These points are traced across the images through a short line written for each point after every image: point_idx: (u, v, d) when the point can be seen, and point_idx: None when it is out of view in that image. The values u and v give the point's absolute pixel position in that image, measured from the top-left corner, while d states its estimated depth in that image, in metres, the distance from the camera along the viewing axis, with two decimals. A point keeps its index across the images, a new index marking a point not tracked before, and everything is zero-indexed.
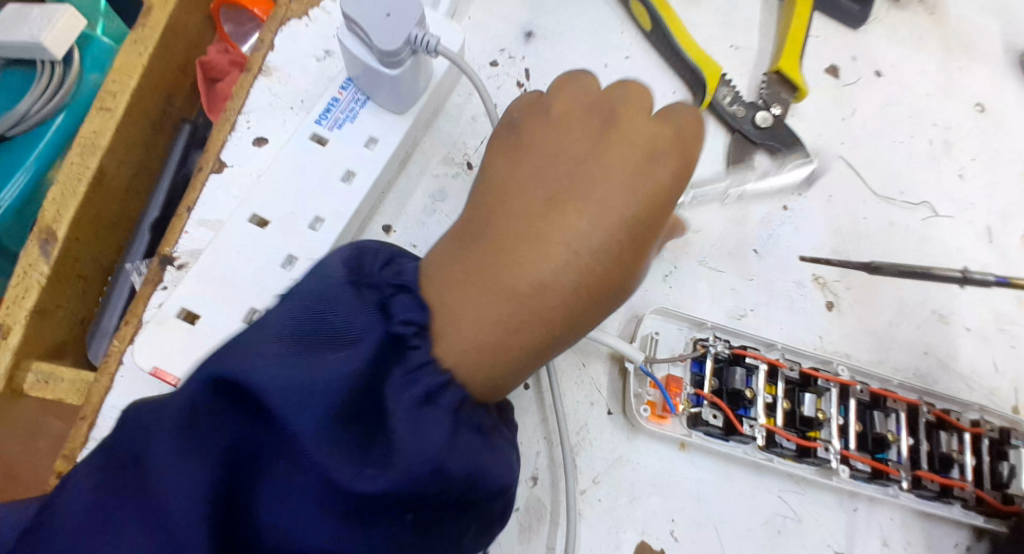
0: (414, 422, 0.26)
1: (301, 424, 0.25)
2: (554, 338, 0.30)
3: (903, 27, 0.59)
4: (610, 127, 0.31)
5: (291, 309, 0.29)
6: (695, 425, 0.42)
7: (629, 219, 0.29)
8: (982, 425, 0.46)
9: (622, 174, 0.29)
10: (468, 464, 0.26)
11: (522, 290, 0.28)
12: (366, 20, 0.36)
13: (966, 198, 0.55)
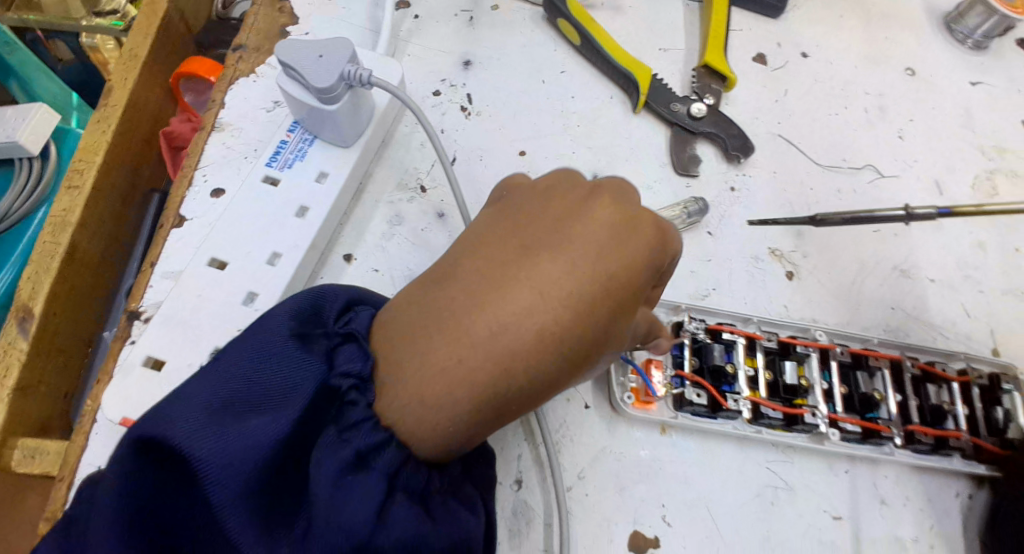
0: (321, 471, 0.27)
1: (222, 480, 0.26)
2: (502, 411, 0.30)
3: (823, 10, 0.62)
4: (579, 215, 0.30)
5: (239, 359, 0.30)
6: (682, 405, 0.43)
7: (590, 300, 0.29)
8: (969, 372, 0.47)
9: (606, 252, 0.28)
10: (373, 514, 0.26)
11: (474, 359, 0.28)
12: (299, 63, 0.39)
13: (909, 157, 0.57)
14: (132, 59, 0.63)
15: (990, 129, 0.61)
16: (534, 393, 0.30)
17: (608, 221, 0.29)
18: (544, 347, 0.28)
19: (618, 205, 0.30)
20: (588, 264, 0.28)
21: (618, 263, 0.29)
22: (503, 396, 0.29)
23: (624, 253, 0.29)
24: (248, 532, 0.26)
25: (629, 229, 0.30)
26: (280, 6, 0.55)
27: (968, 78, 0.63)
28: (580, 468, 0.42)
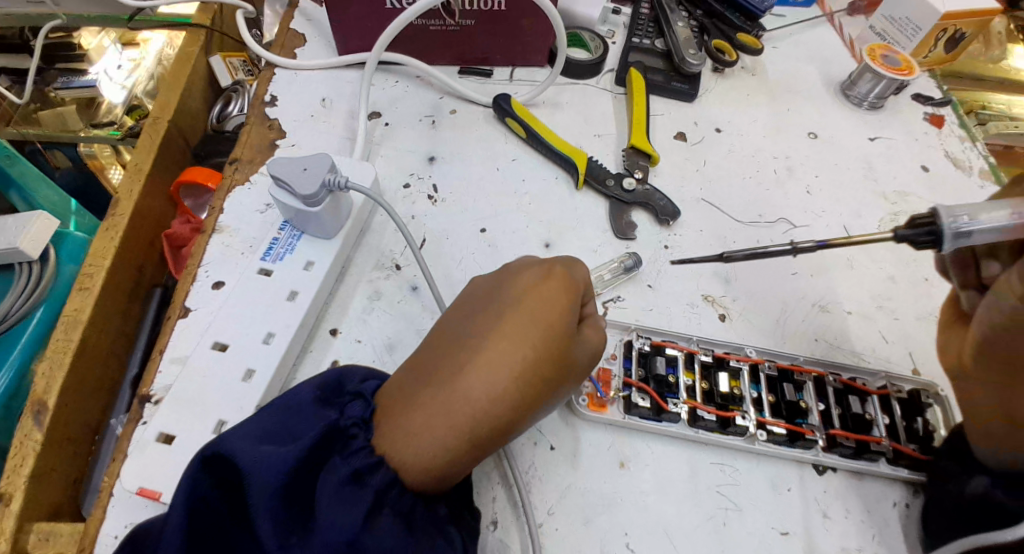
0: (328, 485, 0.36)
1: (261, 492, 0.34)
2: (474, 444, 0.39)
3: (731, 92, 0.74)
4: (521, 288, 0.43)
5: (273, 412, 0.39)
6: (631, 410, 0.50)
7: (528, 345, 0.40)
8: (889, 386, 0.53)
9: (536, 310, 0.42)
10: (358, 514, 0.35)
11: (450, 399, 0.39)
12: (288, 175, 0.48)
13: (819, 208, 0.65)
14: (136, 171, 0.73)
15: (891, 177, 0.70)
16: (499, 425, 0.40)
17: (541, 288, 0.43)
18: (502, 383, 0.39)
19: (547, 280, 0.44)
20: (527, 320, 0.41)
21: (546, 313, 0.42)
22: (466, 420, 0.39)
23: (551, 310, 0.42)
24: (273, 534, 0.34)
25: (555, 294, 0.43)
26: (270, 124, 0.65)
27: (867, 135, 0.73)
28: (550, 505, 0.47)
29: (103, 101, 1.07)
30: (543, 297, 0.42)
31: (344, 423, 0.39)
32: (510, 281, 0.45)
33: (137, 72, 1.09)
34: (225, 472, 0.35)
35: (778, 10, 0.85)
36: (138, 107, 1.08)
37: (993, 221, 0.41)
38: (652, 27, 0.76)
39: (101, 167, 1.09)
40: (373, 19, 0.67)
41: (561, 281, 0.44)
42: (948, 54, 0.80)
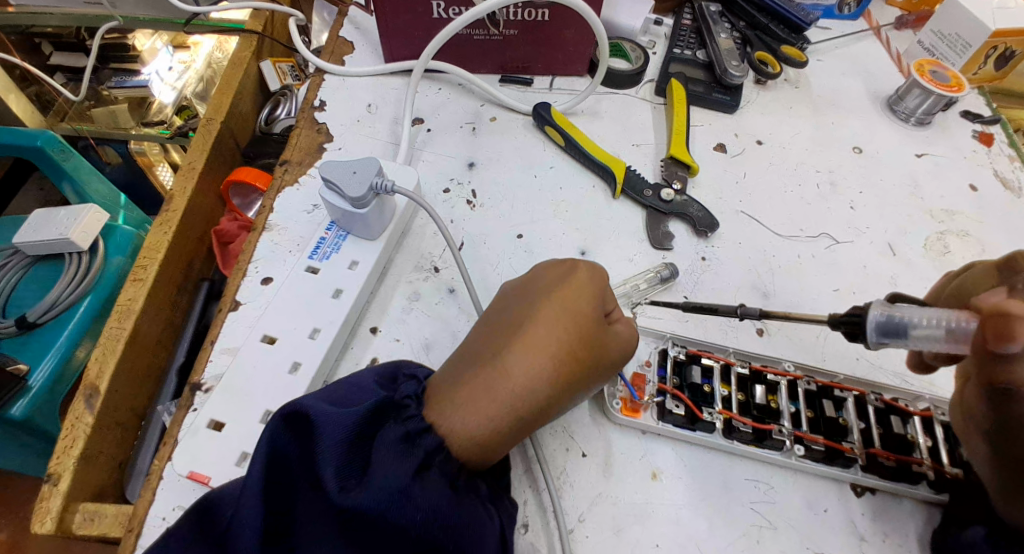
0: (387, 442, 0.38)
1: (330, 440, 0.37)
2: (517, 417, 0.41)
3: (772, 103, 0.74)
4: (558, 276, 0.46)
5: (340, 386, 0.42)
6: (666, 417, 0.50)
7: (566, 326, 0.43)
8: (932, 409, 0.52)
9: (572, 295, 0.45)
10: (409, 466, 0.37)
11: (496, 375, 0.41)
12: (338, 177, 0.51)
13: (861, 224, 0.65)
14: (189, 171, 0.80)
15: (937, 195, 0.68)
16: (541, 399, 0.42)
17: (576, 276, 0.46)
18: (542, 359, 0.42)
19: (582, 271, 0.47)
20: (565, 304, 0.44)
21: (582, 298, 0.45)
22: (508, 394, 0.41)
23: (585, 296, 0.45)
24: (333, 476, 0.36)
25: (589, 282, 0.46)
26: (318, 128, 0.69)
27: (912, 150, 0.72)
28: (580, 508, 0.47)
29: (153, 101, 1.12)
30: (578, 284, 0.45)
31: (400, 394, 0.42)
32: (546, 271, 0.48)
33: (186, 74, 1.14)
34: (303, 430, 0.37)
35: (824, 22, 0.85)
36: (186, 108, 1.12)
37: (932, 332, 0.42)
38: (694, 38, 0.77)
39: (151, 164, 1.18)
40: (420, 32, 0.70)
41: (593, 273, 0.47)
42: (995, 72, 0.78)
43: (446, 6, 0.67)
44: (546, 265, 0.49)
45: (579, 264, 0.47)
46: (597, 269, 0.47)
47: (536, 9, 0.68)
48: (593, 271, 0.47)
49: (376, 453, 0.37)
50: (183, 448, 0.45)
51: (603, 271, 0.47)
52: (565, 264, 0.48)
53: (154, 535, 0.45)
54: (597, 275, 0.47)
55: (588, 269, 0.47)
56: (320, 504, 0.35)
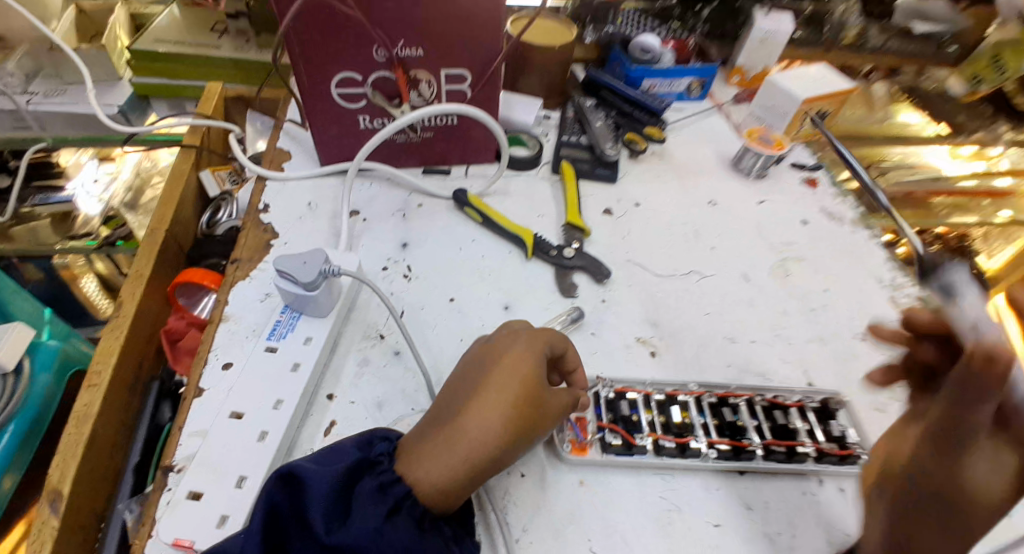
0: (365, 495, 0.46)
1: (318, 496, 0.44)
2: (473, 467, 0.48)
3: (643, 174, 0.92)
4: (506, 343, 0.54)
5: (323, 449, 0.49)
6: (602, 442, 0.59)
7: (510, 386, 0.50)
8: (805, 403, 0.64)
9: (516, 358, 0.52)
10: (381, 514, 0.45)
11: (454, 432, 0.49)
12: (291, 268, 0.60)
13: (722, 261, 0.81)
14: (138, 277, 0.86)
15: (779, 232, 0.86)
16: (492, 450, 0.49)
17: (519, 342, 0.54)
18: (492, 417, 0.49)
19: (525, 337, 0.54)
20: (510, 366, 0.52)
21: (525, 360, 0.52)
22: (463, 448, 0.48)
23: (528, 358, 0.52)
24: (320, 525, 0.43)
25: (532, 347, 0.53)
26: (264, 228, 0.78)
27: (754, 200, 0.90)
28: (522, 523, 0.55)
29: (80, 214, 1.17)
30: (521, 349, 0.53)
31: (374, 451, 0.49)
32: (498, 339, 0.56)
33: (113, 186, 1.20)
34: (294, 490, 0.44)
35: (677, 106, 1.07)
36: (113, 217, 1.17)
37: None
38: (578, 127, 0.94)
39: (73, 277, 1.18)
40: (350, 137, 0.83)
41: (536, 338, 0.54)
42: (814, 130, 1.00)
43: (371, 119, 0.81)
44: (497, 334, 0.57)
45: (523, 333, 0.55)
46: (538, 335, 0.55)
47: (447, 116, 0.81)
48: (535, 337, 0.55)
49: (356, 505, 0.45)
50: (166, 524, 0.49)
51: (544, 335, 0.55)
52: (513, 333, 0.56)
53: None
54: (538, 338, 0.55)
55: (530, 335, 0.55)
56: (307, 545, 0.43)
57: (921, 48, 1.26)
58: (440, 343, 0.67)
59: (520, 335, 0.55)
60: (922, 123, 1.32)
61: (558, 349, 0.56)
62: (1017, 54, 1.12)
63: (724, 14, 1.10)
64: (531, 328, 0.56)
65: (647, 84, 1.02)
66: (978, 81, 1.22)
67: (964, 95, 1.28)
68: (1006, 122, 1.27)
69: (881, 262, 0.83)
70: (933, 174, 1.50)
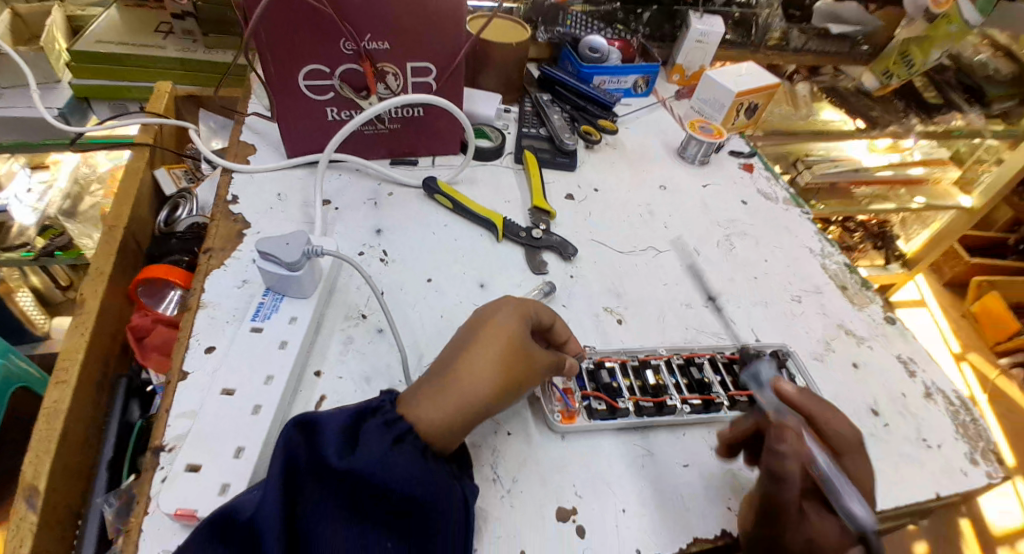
0: (372, 429, 0.49)
1: (329, 431, 0.47)
2: (465, 416, 0.52)
3: (599, 161, 0.98)
4: (494, 308, 0.58)
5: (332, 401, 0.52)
6: (586, 409, 0.63)
7: (500, 345, 0.55)
8: (759, 351, 0.74)
9: (504, 321, 0.56)
10: (387, 444, 0.48)
11: (448, 385, 0.53)
12: (274, 249, 0.62)
13: (675, 237, 0.88)
14: (99, 275, 0.85)
15: (723, 210, 0.94)
16: (483, 401, 0.53)
17: (507, 307, 0.58)
18: (482, 372, 0.53)
19: (513, 303, 0.59)
20: (499, 327, 0.56)
21: (513, 322, 0.56)
22: (457, 397, 0.52)
23: (516, 321, 0.57)
24: (333, 453, 0.46)
25: (518, 312, 0.58)
26: (235, 219, 0.78)
27: (700, 183, 0.98)
28: (512, 474, 0.59)
29: (13, 224, 1.11)
30: (509, 313, 0.57)
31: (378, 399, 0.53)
32: (486, 306, 0.60)
33: (48, 194, 1.15)
34: (307, 428, 0.47)
35: (626, 101, 1.12)
36: (51, 227, 1.11)
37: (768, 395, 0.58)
38: (535, 120, 1.00)
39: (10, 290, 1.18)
40: (319, 131, 0.85)
41: (522, 305, 0.59)
42: (748, 120, 1.10)
43: (338, 111, 0.83)
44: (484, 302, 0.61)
45: (510, 300, 0.60)
46: (523, 302, 0.60)
47: (413, 108, 0.85)
48: (522, 304, 0.59)
49: (364, 437, 0.48)
50: (167, 498, 0.50)
51: (529, 303, 0.60)
52: (501, 300, 0.60)
53: None
54: (524, 304, 0.59)
55: (517, 302, 0.59)
56: (323, 474, 0.45)
57: (839, 48, 1.41)
58: (420, 319, 0.71)
59: (507, 302, 0.59)
60: (840, 119, 1.40)
61: (542, 315, 0.61)
62: (922, 48, 1.29)
63: (662, 17, 1.18)
64: (516, 296, 0.60)
65: (597, 80, 1.08)
66: (889, 76, 1.37)
67: (878, 89, 1.42)
68: (913, 115, 1.42)
69: (813, 236, 0.92)
70: (854, 165, 1.59)
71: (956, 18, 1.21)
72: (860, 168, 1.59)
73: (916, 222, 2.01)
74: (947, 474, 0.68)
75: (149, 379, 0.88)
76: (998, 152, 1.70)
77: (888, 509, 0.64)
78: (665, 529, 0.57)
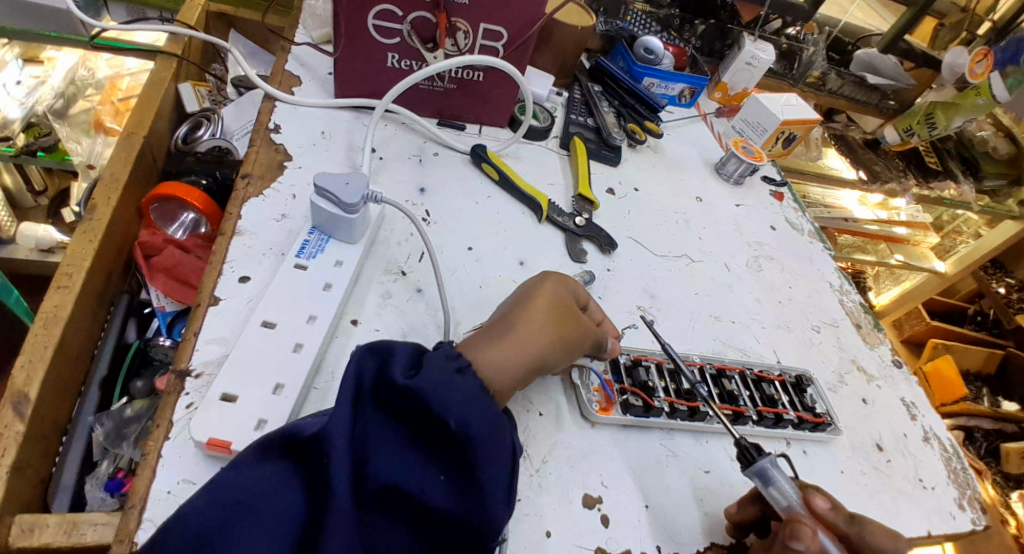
0: (439, 352, 0.44)
1: (396, 354, 0.43)
2: (516, 375, 0.49)
3: (640, 162, 0.98)
4: (540, 279, 0.57)
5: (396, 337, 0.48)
6: (620, 405, 0.63)
7: (550, 311, 0.53)
8: (783, 374, 0.76)
9: (553, 290, 0.55)
10: (455, 370, 0.43)
11: (501, 342, 0.49)
12: (333, 186, 0.59)
13: (708, 250, 0.89)
14: (113, 182, 0.79)
15: (753, 231, 0.95)
16: (533, 363, 0.50)
17: (552, 279, 0.57)
18: (534, 334, 0.51)
19: (558, 277, 0.57)
20: (548, 296, 0.54)
21: (560, 294, 0.55)
22: (511, 354, 0.49)
23: (563, 293, 0.56)
24: (399, 373, 0.42)
25: (563, 286, 0.57)
26: (276, 148, 0.75)
27: (734, 202, 0.99)
28: (542, 456, 0.59)
29: None
30: (556, 285, 0.56)
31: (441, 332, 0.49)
32: (530, 278, 0.58)
33: (39, 89, 1.06)
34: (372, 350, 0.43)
35: (669, 108, 1.12)
36: (36, 125, 1.07)
37: (779, 496, 0.53)
38: (584, 109, 0.99)
39: None
40: (372, 74, 0.81)
41: (566, 281, 0.58)
42: (784, 149, 1.12)
43: (399, 58, 0.79)
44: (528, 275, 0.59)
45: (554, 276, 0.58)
46: (567, 278, 0.59)
47: (474, 71, 0.83)
48: (565, 280, 0.58)
49: (432, 359, 0.43)
50: (198, 428, 0.48)
51: (572, 280, 0.59)
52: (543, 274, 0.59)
53: (159, 508, 0.47)
54: (568, 281, 0.58)
55: (561, 277, 0.58)
56: (389, 394, 0.41)
57: (868, 98, 1.39)
58: (459, 287, 0.69)
59: (552, 276, 0.58)
60: (844, 168, 1.43)
61: (583, 297, 0.60)
62: (946, 113, 1.30)
63: (715, 33, 1.19)
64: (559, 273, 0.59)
65: (647, 81, 1.06)
66: (911, 134, 1.38)
67: (895, 143, 1.45)
68: (912, 177, 1.46)
69: (832, 270, 0.94)
70: (845, 214, 1.60)
71: (985, 91, 1.23)
72: (849, 219, 1.61)
73: (888, 278, 2.12)
74: (937, 514, 0.71)
75: (148, 302, 0.86)
76: (976, 226, 1.81)
77: None
78: (683, 530, 0.58)
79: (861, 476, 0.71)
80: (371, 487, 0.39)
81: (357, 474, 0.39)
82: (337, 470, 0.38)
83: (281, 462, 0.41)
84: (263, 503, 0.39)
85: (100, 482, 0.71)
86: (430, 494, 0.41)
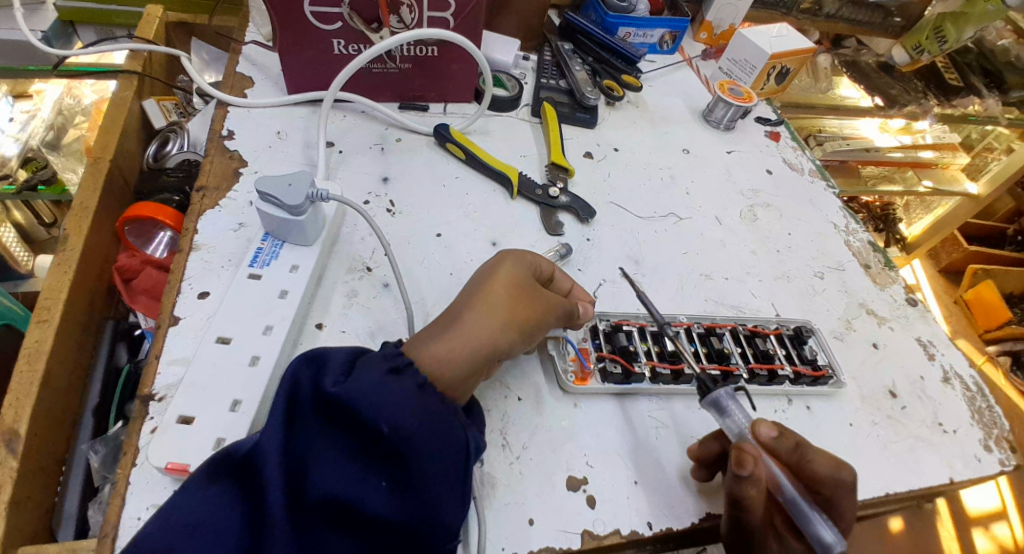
0: (377, 354, 0.44)
1: (334, 363, 0.43)
2: (482, 359, 0.48)
3: (620, 120, 0.93)
4: (497, 258, 0.54)
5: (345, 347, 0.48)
6: (596, 375, 0.60)
7: (510, 291, 0.51)
8: (781, 329, 0.72)
9: (511, 269, 0.53)
10: (388, 372, 0.42)
11: (460, 330, 0.48)
12: (275, 189, 0.57)
13: (697, 204, 0.84)
14: (82, 210, 0.79)
15: (746, 179, 0.90)
16: (499, 345, 0.49)
17: (511, 256, 0.54)
18: (496, 317, 0.49)
19: (517, 254, 0.55)
20: (508, 276, 0.52)
21: (519, 271, 0.53)
22: (473, 342, 0.47)
23: (522, 271, 0.53)
24: (331, 380, 0.41)
25: (523, 262, 0.54)
26: (231, 156, 0.73)
27: (725, 149, 0.93)
28: (524, 437, 0.57)
29: None
30: (514, 263, 0.54)
31: None
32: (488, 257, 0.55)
33: (30, 123, 1.07)
34: (309, 361, 0.43)
35: (650, 58, 1.06)
36: (33, 160, 1.05)
37: (733, 426, 0.53)
38: (555, 70, 0.93)
39: None
40: (324, 64, 0.78)
41: (526, 256, 0.55)
42: (778, 85, 1.04)
43: (346, 44, 0.76)
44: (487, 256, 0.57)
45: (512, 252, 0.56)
46: (528, 254, 0.56)
47: (426, 46, 0.79)
48: (525, 255, 0.55)
49: (368, 361, 0.43)
50: (155, 455, 0.48)
51: (533, 254, 0.56)
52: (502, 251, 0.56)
53: (129, 535, 0.47)
54: (528, 257, 0.55)
55: (520, 253, 0.55)
56: (322, 401, 0.40)
57: (871, 18, 1.30)
58: (430, 277, 0.67)
59: (510, 253, 0.55)
60: (859, 96, 1.33)
61: (546, 271, 0.57)
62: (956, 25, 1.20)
63: None
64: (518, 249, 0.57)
65: (623, 32, 1.01)
66: (921, 51, 1.28)
67: (905, 64, 1.35)
68: (932, 97, 1.36)
69: (836, 210, 0.88)
70: (865, 144, 1.50)
71: None
72: (870, 149, 1.50)
73: (919, 206, 2.01)
74: (961, 459, 0.67)
75: (137, 324, 0.87)
76: (1008, 140, 1.69)
77: (903, 491, 0.63)
78: (676, 503, 0.55)
79: (872, 428, 0.67)
80: (311, 499, 0.38)
81: (295, 485, 0.38)
82: (272, 482, 0.38)
83: (227, 482, 0.40)
84: (206, 525, 0.38)
85: (101, 507, 0.70)
86: (372, 501, 0.39)
